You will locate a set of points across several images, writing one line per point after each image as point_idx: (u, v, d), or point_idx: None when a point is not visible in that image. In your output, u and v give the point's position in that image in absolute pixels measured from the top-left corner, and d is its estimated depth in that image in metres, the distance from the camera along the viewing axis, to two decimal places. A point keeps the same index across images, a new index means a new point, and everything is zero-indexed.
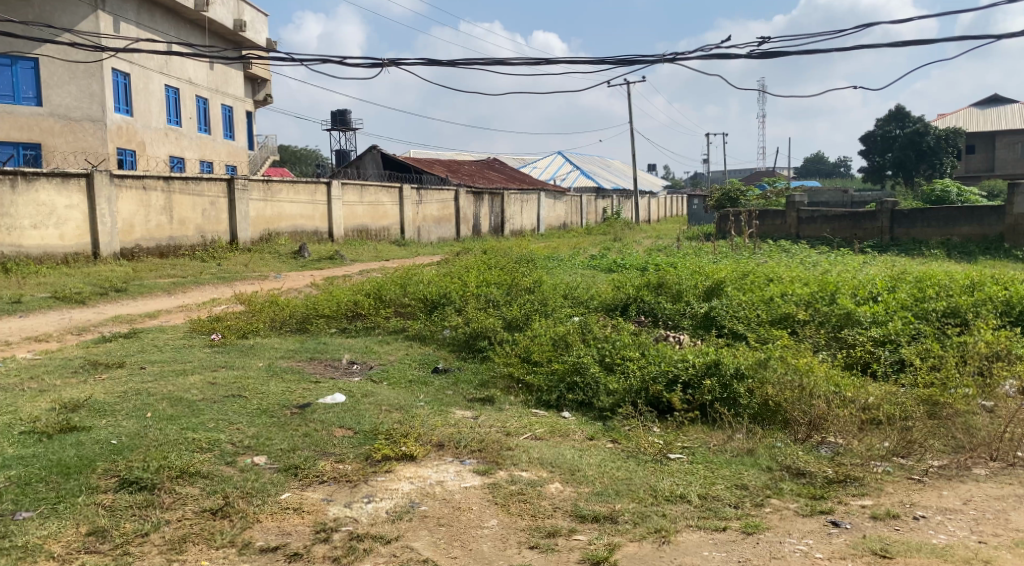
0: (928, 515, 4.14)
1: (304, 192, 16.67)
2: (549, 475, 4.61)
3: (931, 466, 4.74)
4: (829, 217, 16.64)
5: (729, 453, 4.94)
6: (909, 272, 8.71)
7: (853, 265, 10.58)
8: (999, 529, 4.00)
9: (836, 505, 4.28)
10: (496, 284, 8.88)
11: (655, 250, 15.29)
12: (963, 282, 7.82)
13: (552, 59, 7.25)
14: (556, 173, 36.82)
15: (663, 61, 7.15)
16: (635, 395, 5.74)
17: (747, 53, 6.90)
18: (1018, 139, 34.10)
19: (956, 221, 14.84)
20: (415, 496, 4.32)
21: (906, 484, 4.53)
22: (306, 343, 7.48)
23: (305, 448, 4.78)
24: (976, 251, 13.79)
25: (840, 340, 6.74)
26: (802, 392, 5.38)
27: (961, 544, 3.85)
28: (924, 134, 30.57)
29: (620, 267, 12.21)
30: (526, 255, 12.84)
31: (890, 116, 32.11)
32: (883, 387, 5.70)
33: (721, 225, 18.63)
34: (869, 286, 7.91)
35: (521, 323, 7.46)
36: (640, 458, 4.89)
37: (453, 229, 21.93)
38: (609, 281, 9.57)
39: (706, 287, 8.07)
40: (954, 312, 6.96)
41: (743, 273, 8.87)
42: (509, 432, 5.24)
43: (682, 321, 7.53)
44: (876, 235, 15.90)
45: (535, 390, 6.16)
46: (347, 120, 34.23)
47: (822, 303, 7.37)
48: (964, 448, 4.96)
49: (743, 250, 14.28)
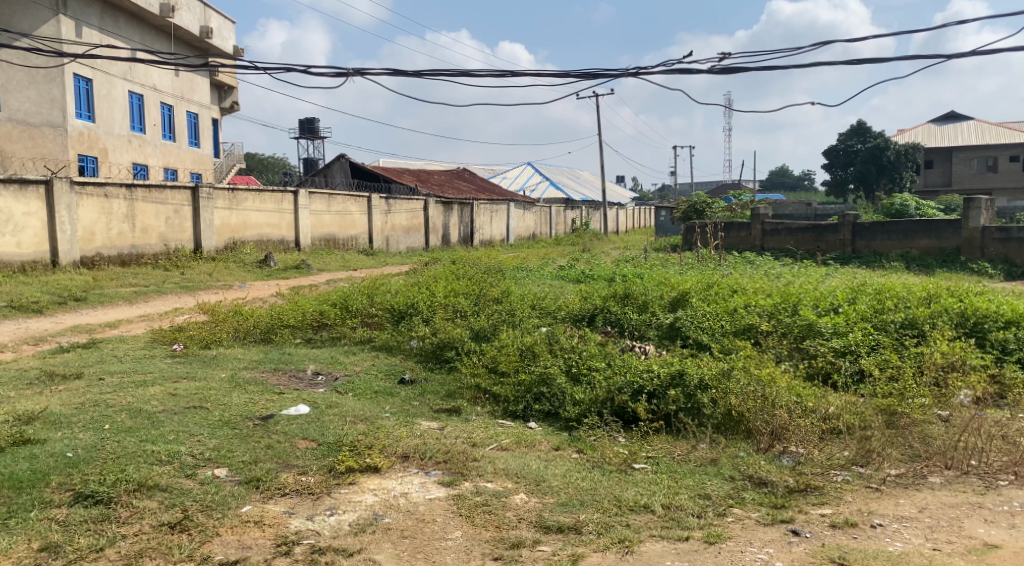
0: (885, 523, 4.22)
1: (270, 200, 16.51)
2: (515, 486, 4.61)
3: (890, 475, 4.83)
4: (792, 229, 16.94)
5: (692, 463, 4.99)
6: (868, 283, 8.90)
7: (815, 277, 10.69)
8: (953, 536, 4.08)
9: (796, 514, 4.33)
10: (464, 295, 8.85)
11: (623, 260, 15.39)
12: (921, 294, 7.99)
13: (518, 71, 7.24)
14: (525, 183, 36.99)
15: (625, 75, 7.16)
16: (601, 405, 5.79)
17: (709, 69, 6.88)
18: (974, 154, 35.11)
19: (914, 234, 15.12)
20: (379, 508, 4.29)
21: (864, 493, 4.60)
22: (271, 353, 7.39)
23: (267, 460, 4.72)
24: (934, 264, 14.12)
25: (802, 350, 6.86)
26: (764, 402, 5.46)
27: (916, 551, 3.92)
28: (885, 148, 31.26)
29: (587, 278, 12.25)
30: (495, 265, 12.88)
31: (852, 130, 32.74)
32: (843, 397, 5.81)
33: (688, 237, 18.76)
34: (830, 297, 8.05)
35: (489, 333, 7.47)
36: (606, 468, 4.91)
37: (422, 239, 21.86)
38: (577, 290, 9.61)
39: (671, 298, 8.18)
40: (911, 323, 7.10)
41: (708, 283, 8.97)
42: (475, 443, 5.23)
43: (648, 332, 7.60)
44: (837, 247, 16.19)
45: (502, 401, 6.17)
46: (316, 128, 34.02)
47: (784, 314, 7.48)
48: (920, 457, 5.06)
49: (710, 261, 14.45)
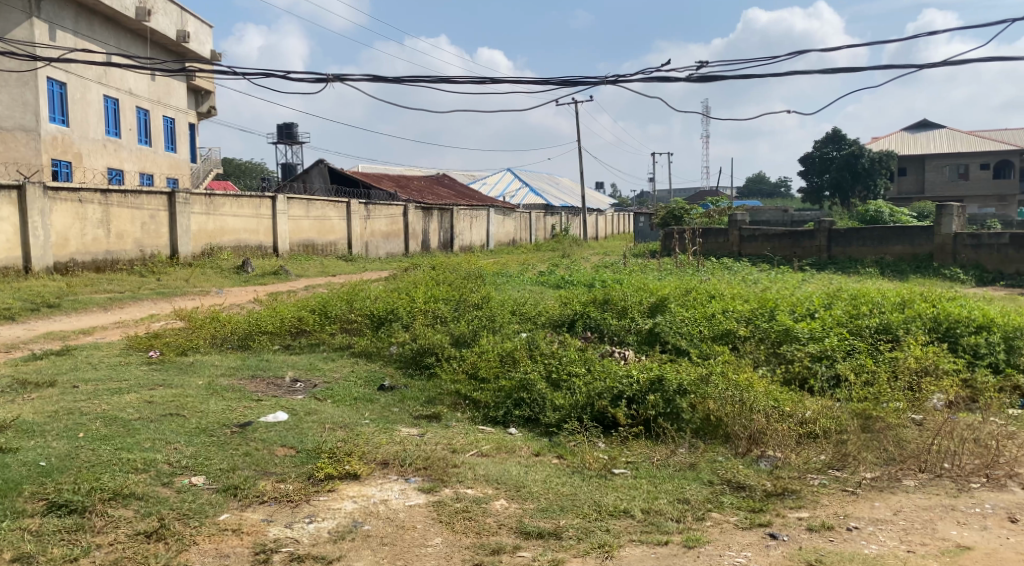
0: (861, 526, 4.27)
1: (248, 206, 16.40)
2: (495, 492, 4.61)
3: (865, 478, 4.89)
4: (769, 236, 17.13)
5: (672, 468, 5.02)
6: (844, 289, 8.99)
7: (792, 283, 10.81)
8: (927, 538, 4.13)
9: (774, 517, 4.37)
10: (444, 300, 8.83)
11: (603, 266, 15.47)
12: (895, 300, 8.10)
13: (498, 78, 7.25)
14: (505, 189, 37.03)
15: (604, 83, 7.19)
16: (581, 410, 5.80)
17: (687, 77, 6.94)
18: (946, 162, 35.68)
19: (888, 240, 15.33)
20: (358, 515, 4.27)
21: (840, 496, 4.66)
22: (248, 360, 7.34)
23: (245, 468, 4.68)
24: (908, 270, 14.32)
25: (779, 355, 6.93)
26: (742, 407, 5.51)
27: (891, 553, 3.97)
28: (860, 156, 31.70)
29: (567, 283, 12.31)
30: (476, 271, 12.87)
31: (827, 138, 33.14)
32: (820, 402, 5.87)
33: (667, 243, 18.88)
34: (806, 303, 8.13)
35: (469, 339, 7.47)
36: (586, 473, 4.93)
37: (401, 245, 21.80)
38: (557, 296, 9.63)
39: (651, 303, 8.21)
40: (886, 328, 7.20)
41: (686, 289, 9.03)
42: (455, 449, 5.22)
43: (628, 337, 7.64)
44: (814, 253, 16.38)
45: (482, 406, 6.17)
46: (294, 134, 33.84)
47: (762, 319, 7.55)
48: (895, 460, 5.12)
49: (688, 267, 14.55)
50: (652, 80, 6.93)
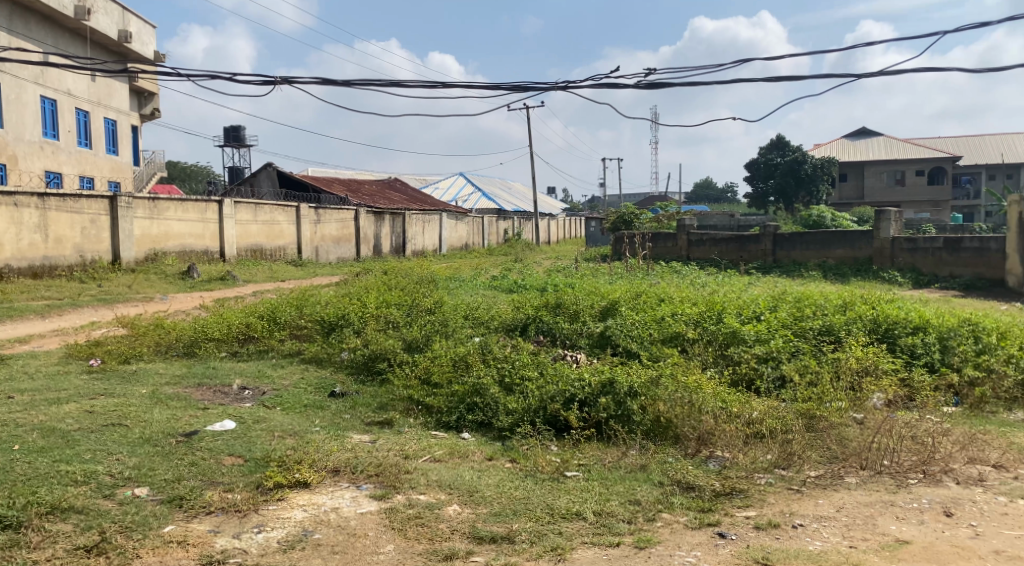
0: (806, 523, 4.37)
1: (193, 210, 16.04)
2: (447, 497, 4.60)
3: (809, 476, 5.02)
4: (716, 240, 17.46)
5: (623, 469, 5.08)
6: (788, 292, 9.21)
7: (738, 286, 11.03)
8: (868, 533, 4.26)
9: (723, 517, 4.46)
10: (396, 305, 8.78)
11: (555, 270, 15.57)
12: (836, 302, 8.33)
13: (448, 83, 7.25)
14: (457, 194, 36.97)
15: (554, 88, 7.25)
16: (534, 414, 5.83)
17: (635, 83, 7.04)
18: (884, 169, 36.86)
19: (830, 244, 15.75)
20: (309, 524, 4.21)
21: (786, 495, 4.77)
22: (195, 367, 7.17)
23: (191, 478, 4.57)
24: (849, 273, 14.74)
25: (727, 357, 7.07)
26: (691, 408, 5.61)
27: (834, 549, 4.08)
28: (803, 162, 32.55)
29: (520, 287, 12.35)
30: (428, 276, 12.82)
31: (772, 144, 33.93)
32: (766, 402, 6.00)
33: (618, 247, 19.09)
34: (752, 305, 8.31)
35: (421, 344, 7.43)
36: (539, 476, 4.95)
37: (352, 250, 21.58)
38: (510, 300, 9.65)
39: (602, 307, 8.29)
40: (829, 330, 7.41)
41: (637, 292, 9.15)
42: (407, 455, 5.19)
43: (580, 341, 7.70)
44: (759, 257, 16.76)
45: (435, 412, 6.15)
46: (241, 137, 33.26)
47: (710, 322, 7.69)
48: (837, 458, 5.27)
49: (639, 271, 14.73)
50: (601, 86, 7.01)
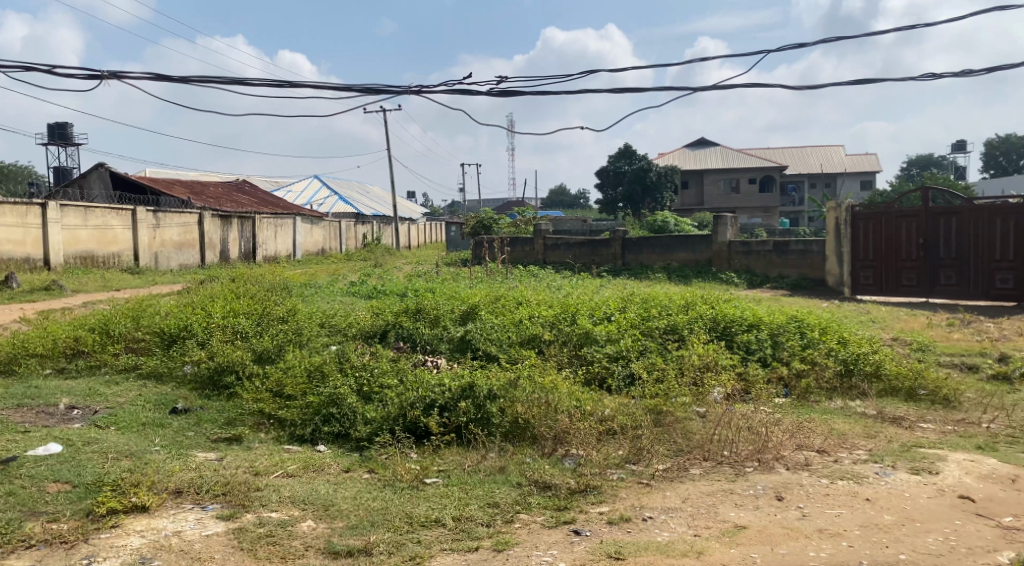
0: (654, 515, 4.57)
1: (11, 213, 14.60)
2: (301, 513, 4.43)
3: (658, 469, 5.26)
4: (569, 244, 17.98)
5: (482, 473, 5.10)
6: (636, 293, 9.61)
7: (590, 289, 11.41)
8: (711, 521, 4.51)
9: (578, 514, 4.58)
10: (246, 314, 8.36)
11: (413, 275, 15.44)
12: (680, 302, 8.79)
13: (296, 83, 7.00)
14: (311, 198, 35.91)
15: (407, 92, 7.17)
16: (392, 422, 5.74)
17: (488, 90, 7.11)
18: (721, 177, 39.50)
19: (674, 248, 16.60)
20: (147, 551, 3.93)
21: (637, 489, 4.96)
22: (14, 388, 6.52)
23: (8, 511, 4.15)
24: (692, 275, 15.62)
25: (581, 357, 7.28)
26: (548, 409, 5.72)
27: (680, 539, 4.28)
28: (648, 170, 34.21)
29: (377, 293, 12.16)
30: (280, 283, 12.34)
31: (620, 152, 35.39)
32: (617, 400, 6.23)
33: (476, 251, 19.25)
34: (604, 307, 8.61)
35: (273, 355, 7.12)
36: (397, 485, 4.88)
37: (197, 256, 20.43)
38: (367, 306, 9.47)
39: (461, 311, 8.29)
40: (674, 329, 7.80)
41: (494, 296, 9.24)
42: (257, 472, 4.96)
43: (439, 346, 7.68)
44: (610, 261, 17.42)
45: (288, 424, 5.93)
46: (68, 134, 30.69)
47: (564, 323, 7.88)
48: (683, 451, 5.55)
49: (496, 275, 14.90)
50: (454, 92, 7.02)
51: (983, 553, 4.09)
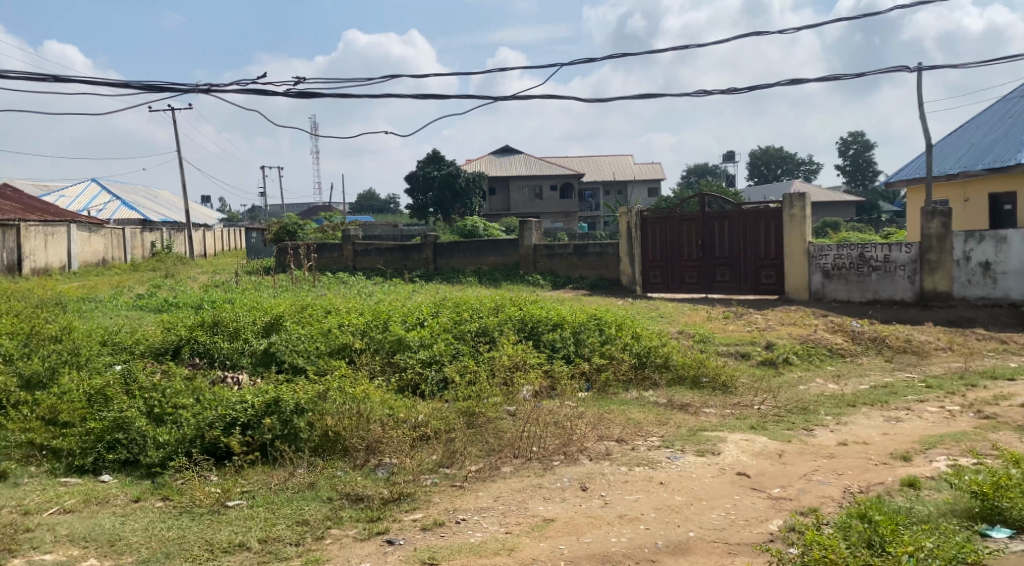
0: (467, 517, 4.63)
1: None
2: (83, 552, 4.03)
3: (470, 471, 5.33)
4: (380, 250, 17.80)
5: (290, 490, 4.90)
6: (447, 298, 9.70)
7: (402, 295, 11.35)
8: (521, 518, 4.65)
9: (391, 523, 4.53)
10: (10, 335, 7.43)
11: (212, 285, 14.54)
12: (490, 305, 8.98)
13: (63, 77, 6.34)
14: (90, 203, 32.70)
15: (194, 90, 6.73)
16: (189, 444, 5.37)
17: (285, 92, 6.89)
18: (526, 183, 40.93)
19: (484, 252, 16.90)
20: None
21: (450, 492, 5.00)
22: None
23: None
24: (501, 278, 16.02)
25: (393, 364, 7.22)
26: (359, 419, 5.60)
27: (492, 538, 4.37)
28: (456, 176, 34.68)
29: (172, 306, 11.32)
30: (56, 298, 11.12)
31: (428, 158, 35.54)
32: (430, 405, 6.25)
33: (281, 259, 18.50)
34: (416, 312, 8.60)
35: (45, 380, 6.42)
36: (195, 512, 4.57)
37: None
38: (161, 320, 8.79)
39: (265, 322, 7.90)
40: (485, 331, 7.96)
41: (302, 305, 8.92)
42: (28, 511, 4.45)
43: (241, 360, 7.29)
44: (421, 266, 17.44)
45: (65, 456, 5.37)
46: None
47: (376, 331, 7.76)
48: (495, 451, 5.68)
49: (304, 283, 14.41)
50: (248, 92, 6.71)
51: (758, 523, 4.55)
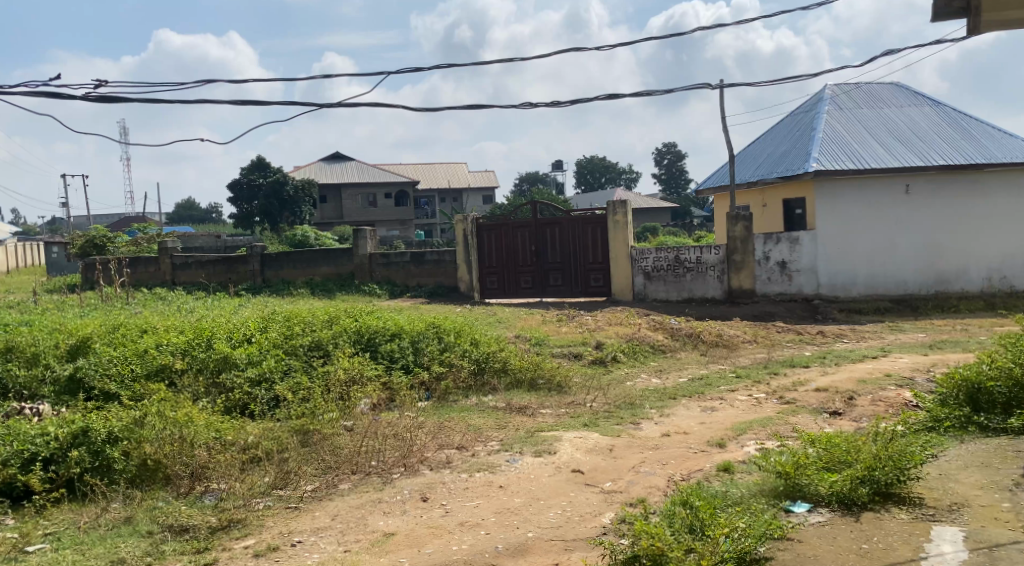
0: (304, 539, 4.47)
1: None
2: None
3: (306, 491, 5.14)
4: (202, 262, 16.79)
5: (102, 527, 4.52)
6: (277, 312, 9.31)
7: (228, 310, 10.76)
8: (360, 534, 4.56)
9: (219, 553, 4.28)
10: None
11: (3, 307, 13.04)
12: (323, 318, 8.71)
13: None
14: None
15: None
16: None
17: (83, 95, 6.33)
18: (359, 191, 40.21)
19: (316, 262, 16.38)
20: None
21: (284, 515, 4.79)
22: None
23: None
24: (334, 289, 15.62)
25: (219, 384, 6.83)
26: (182, 444, 5.25)
27: (331, 558, 4.25)
28: (285, 184, 33.46)
29: None
30: None
31: (253, 165, 33.96)
32: (261, 424, 5.97)
33: (88, 275, 16.96)
34: (242, 328, 8.18)
35: None
36: None
37: None
38: None
39: (70, 345, 7.19)
40: (318, 345, 7.72)
41: (113, 325, 8.23)
42: None
43: (41, 390, 6.63)
44: (248, 278, 16.64)
45: None
46: None
47: (199, 349, 7.25)
48: (332, 468, 5.51)
49: (115, 301, 13.31)
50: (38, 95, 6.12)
51: (591, 517, 4.74)
